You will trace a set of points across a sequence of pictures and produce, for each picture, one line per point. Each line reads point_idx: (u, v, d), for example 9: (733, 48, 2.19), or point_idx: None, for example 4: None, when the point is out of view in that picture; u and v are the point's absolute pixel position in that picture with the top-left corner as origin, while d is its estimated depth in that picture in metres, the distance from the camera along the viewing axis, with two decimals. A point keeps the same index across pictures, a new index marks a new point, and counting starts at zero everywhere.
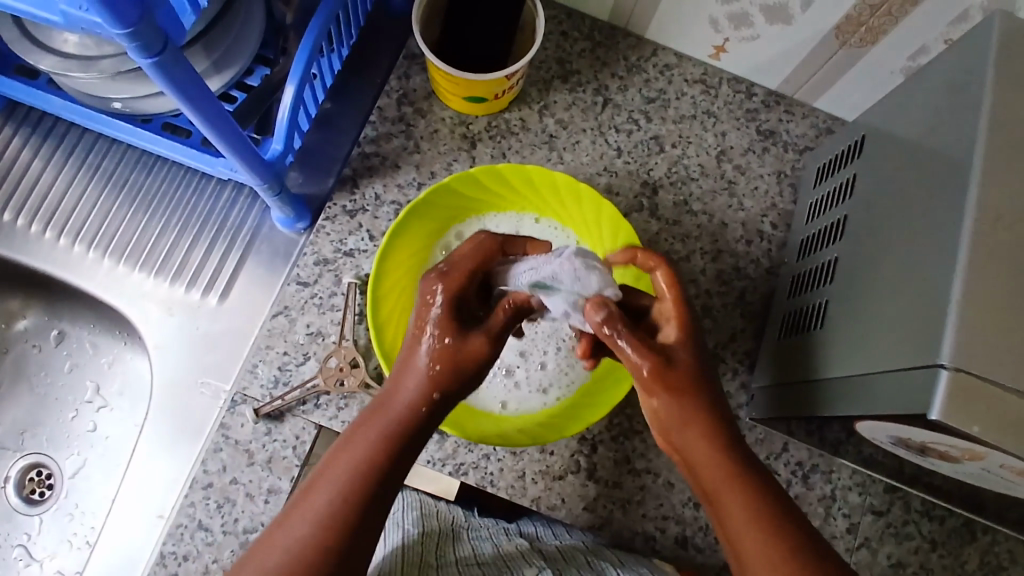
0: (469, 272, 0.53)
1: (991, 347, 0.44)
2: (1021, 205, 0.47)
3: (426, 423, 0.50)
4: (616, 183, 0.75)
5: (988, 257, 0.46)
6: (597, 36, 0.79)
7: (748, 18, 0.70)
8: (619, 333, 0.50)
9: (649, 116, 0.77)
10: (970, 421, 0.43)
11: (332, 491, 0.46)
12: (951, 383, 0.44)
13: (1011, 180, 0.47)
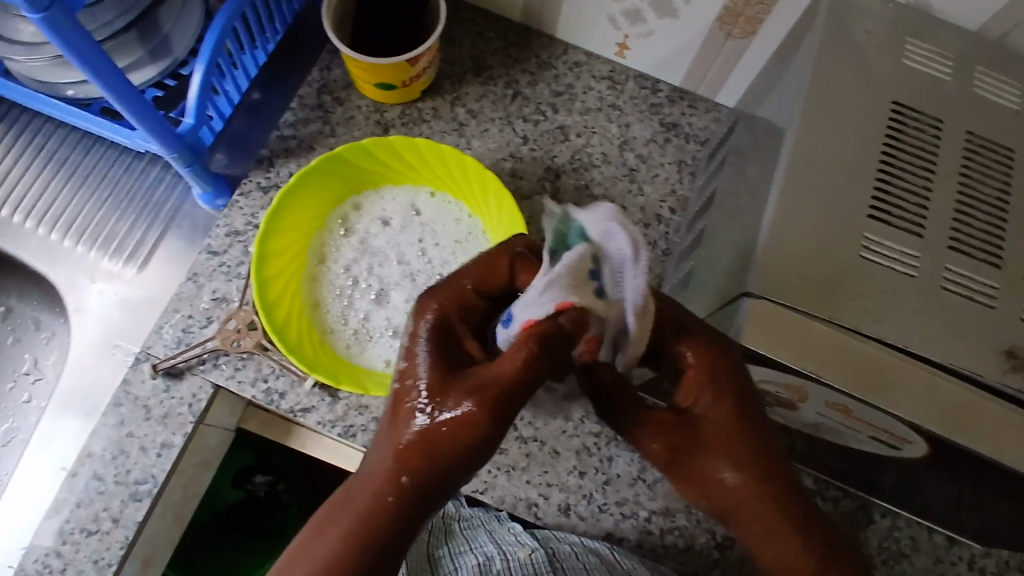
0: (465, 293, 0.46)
1: (789, 283, 0.46)
2: (832, 156, 0.49)
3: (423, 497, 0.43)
4: (521, 168, 0.79)
5: (796, 201, 0.48)
6: (511, 36, 0.84)
7: (641, 13, 0.75)
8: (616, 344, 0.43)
9: (557, 108, 0.82)
10: (769, 344, 0.45)
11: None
12: (752, 308, 0.46)
13: (825, 135, 0.50)
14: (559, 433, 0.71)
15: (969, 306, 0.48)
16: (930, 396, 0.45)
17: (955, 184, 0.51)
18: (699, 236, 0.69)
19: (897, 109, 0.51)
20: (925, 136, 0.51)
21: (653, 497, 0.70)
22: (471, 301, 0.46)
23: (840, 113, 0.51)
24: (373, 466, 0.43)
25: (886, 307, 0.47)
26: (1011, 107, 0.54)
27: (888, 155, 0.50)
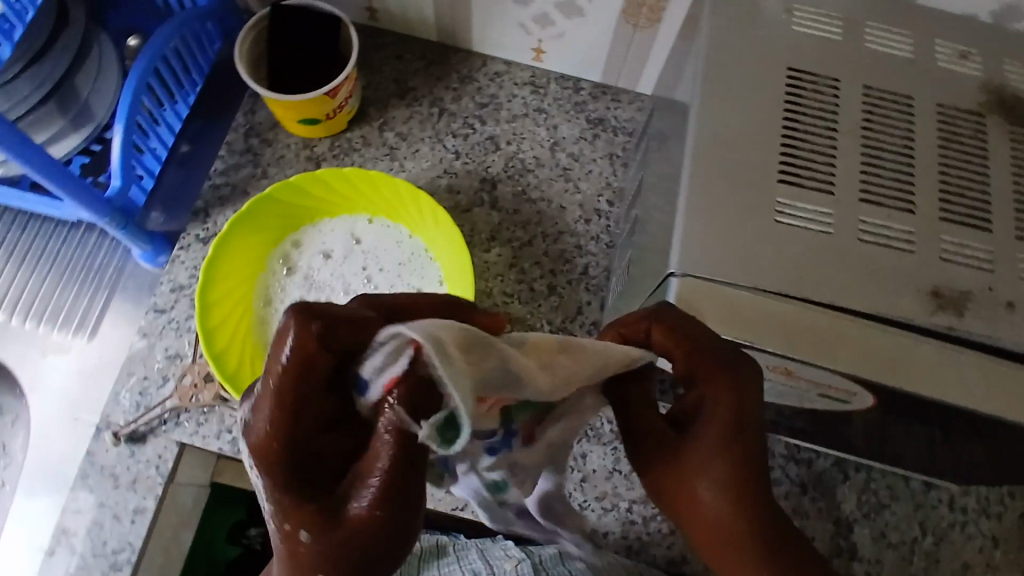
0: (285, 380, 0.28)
1: (711, 257, 0.48)
2: (736, 129, 0.51)
3: None
4: (456, 182, 0.80)
5: (707, 177, 0.50)
6: (429, 55, 0.86)
7: (548, 17, 0.77)
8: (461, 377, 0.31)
9: (484, 119, 0.83)
10: (696, 317, 0.47)
11: None
12: (678, 286, 0.47)
13: (726, 110, 0.52)
14: None
15: (888, 252, 0.49)
16: (863, 346, 0.47)
17: (858, 139, 0.52)
18: (636, 224, 0.70)
19: (791, 76, 0.53)
20: (823, 98, 0.53)
21: (631, 487, 0.70)
22: (309, 378, 0.29)
23: (736, 85, 0.53)
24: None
25: (806, 264, 0.48)
26: (906, 56, 0.55)
27: (788, 121, 0.52)
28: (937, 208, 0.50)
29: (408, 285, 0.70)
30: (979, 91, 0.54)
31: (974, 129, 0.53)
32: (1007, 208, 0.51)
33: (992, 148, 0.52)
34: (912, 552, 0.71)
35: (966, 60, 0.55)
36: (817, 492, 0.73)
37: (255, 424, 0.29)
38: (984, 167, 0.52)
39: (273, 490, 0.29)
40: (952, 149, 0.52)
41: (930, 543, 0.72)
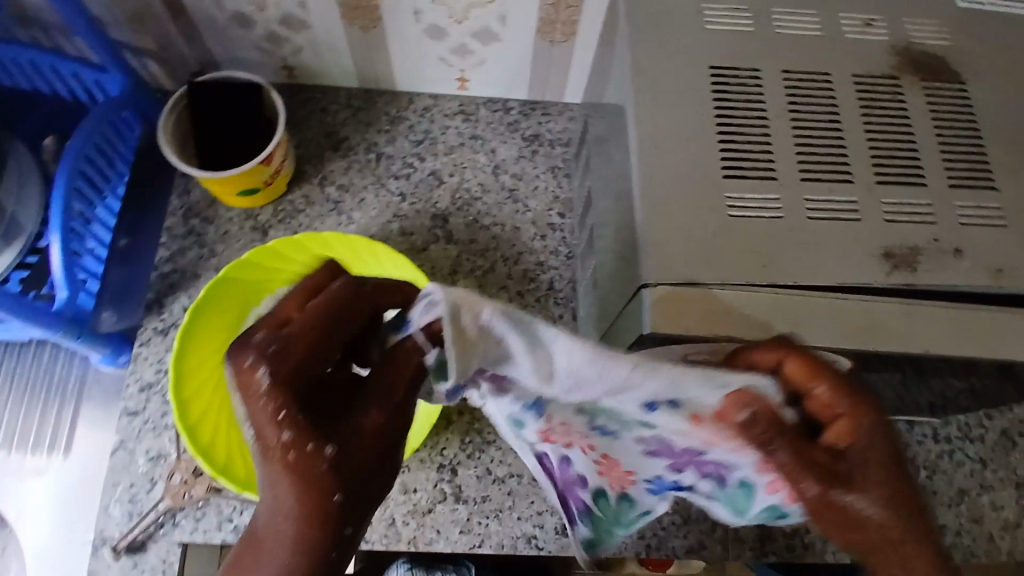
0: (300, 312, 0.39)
1: (677, 261, 0.49)
2: (674, 133, 0.52)
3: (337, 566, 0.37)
4: (408, 223, 0.80)
5: (657, 184, 0.51)
6: (355, 102, 0.85)
7: (466, 47, 0.78)
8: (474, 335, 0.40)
9: (422, 155, 0.83)
10: (677, 323, 0.47)
11: None
12: (652, 296, 0.48)
13: (661, 115, 0.53)
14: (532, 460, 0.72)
15: (836, 225, 0.51)
16: (839, 321, 0.48)
17: (790, 121, 0.54)
18: (591, 233, 0.72)
19: (714, 74, 0.55)
20: (749, 87, 0.54)
21: None
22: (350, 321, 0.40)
23: (667, 88, 0.54)
24: (270, 564, 0.36)
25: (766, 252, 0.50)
26: (816, 34, 0.57)
27: (721, 117, 0.53)
28: (872, 173, 0.53)
29: None
30: (887, 55, 0.57)
31: (892, 92, 0.56)
32: (935, 160, 0.54)
33: (911, 106, 0.55)
34: None
35: (872, 27, 0.58)
36: None
37: (265, 372, 0.37)
38: (907, 126, 0.55)
39: (292, 410, 0.37)
40: (875, 115, 0.55)
41: (925, 477, 0.74)
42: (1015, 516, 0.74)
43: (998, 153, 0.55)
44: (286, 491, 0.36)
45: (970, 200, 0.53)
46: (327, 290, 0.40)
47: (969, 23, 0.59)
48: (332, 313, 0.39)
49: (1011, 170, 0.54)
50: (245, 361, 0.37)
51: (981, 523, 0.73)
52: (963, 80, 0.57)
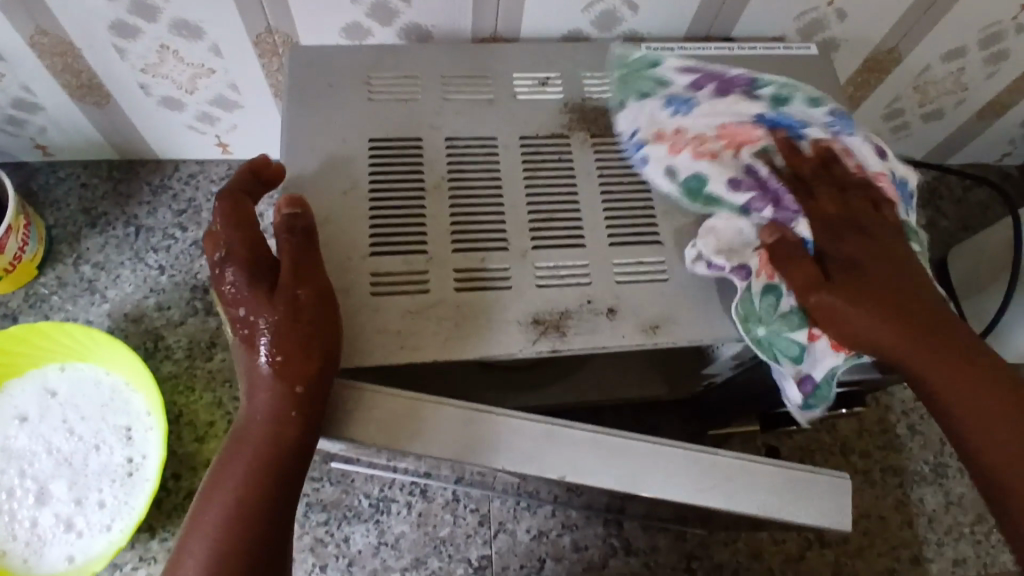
0: (234, 225, 0.47)
1: None
2: (323, 211, 0.51)
3: (278, 474, 0.43)
4: (165, 297, 0.78)
5: None
6: (116, 174, 0.83)
7: (210, 114, 0.76)
8: (228, 272, 0.46)
9: (184, 226, 0.81)
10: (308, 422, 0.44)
11: (239, 474, 0.42)
12: None
13: (310, 197, 0.51)
14: None
15: (486, 295, 0.49)
16: (467, 429, 0.42)
17: (447, 189, 0.52)
18: None
19: (374, 146, 0.53)
20: (408, 157, 0.53)
21: (400, 556, 0.69)
22: (255, 262, 0.46)
23: (318, 166, 0.52)
24: (254, 408, 0.44)
25: (406, 333, 0.47)
26: (486, 98, 0.56)
27: (376, 190, 0.51)
28: (529, 238, 0.51)
29: (116, 427, 0.69)
30: (560, 114, 0.56)
31: (557, 150, 0.54)
32: (597, 219, 0.52)
33: (578, 163, 0.54)
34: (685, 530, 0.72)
35: (547, 85, 0.57)
36: None
37: (236, 279, 0.46)
38: (571, 183, 0.53)
39: (250, 284, 0.45)
40: (539, 174, 0.53)
41: None
42: (796, 549, 0.72)
43: (669, 205, 0.54)
44: (240, 472, 0.42)
45: (634, 254, 0.51)
46: (265, 334, 0.44)
47: (650, 73, 0.59)
48: (286, 317, 0.44)
49: (681, 219, 0.53)
50: (217, 256, 0.46)
51: (760, 559, 0.72)
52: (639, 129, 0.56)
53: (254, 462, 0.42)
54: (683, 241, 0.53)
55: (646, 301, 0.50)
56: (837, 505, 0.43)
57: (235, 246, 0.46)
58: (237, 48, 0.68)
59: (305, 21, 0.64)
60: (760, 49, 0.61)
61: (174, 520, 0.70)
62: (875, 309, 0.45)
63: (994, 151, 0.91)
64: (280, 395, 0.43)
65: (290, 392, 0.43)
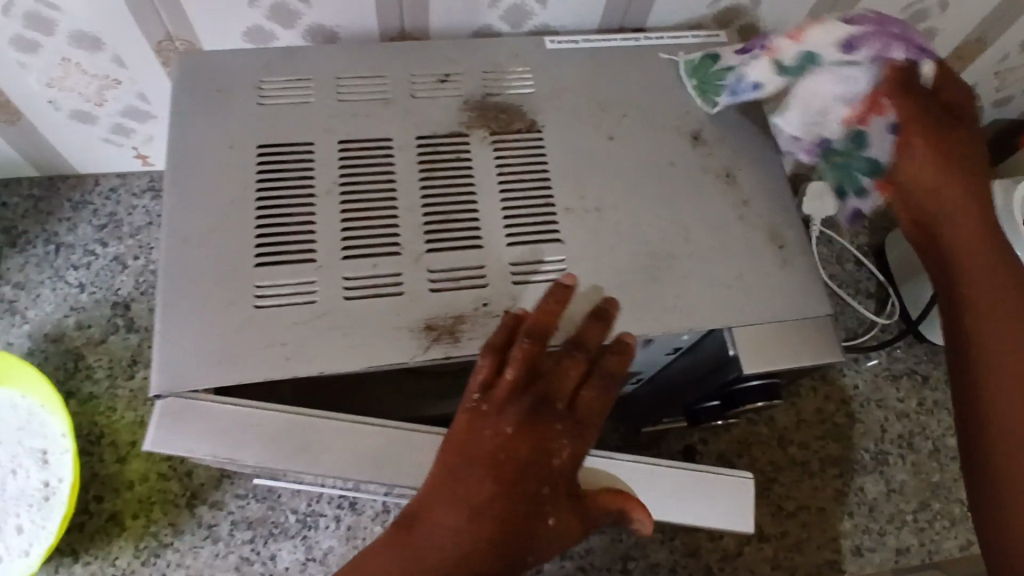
0: (546, 325, 0.46)
1: (197, 360, 0.46)
2: (206, 222, 0.49)
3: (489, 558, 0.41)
4: (86, 316, 0.76)
5: (179, 290, 0.47)
6: (35, 191, 0.81)
7: (124, 126, 0.74)
8: (520, 342, 0.45)
9: (105, 241, 0.79)
10: (188, 444, 0.43)
11: (450, 546, 0.41)
12: (165, 407, 0.44)
13: (193, 208, 0.49)
14: (213, 558, 0.68)
15: (376, 304, 0.48)
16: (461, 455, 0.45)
17: (339, 195, 0.50)
18: None
19: (263, 152, 0.51)
20: (297, 164, 0.51)
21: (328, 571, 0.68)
22: (542, 373, 0.45)
23: (204, 177, 0.50)
24: (469, 484, 0.42)
25: (293, 345, 0.46)
26: (381, 98, 0.54)
27: (262, 200, 0.50)
28: (422, 241, 0.50)
29: (31, 450, 0.67)
30: (459, 111, 0.54)
31: (454, 148, 0.53)
32: (495, 220, 0.51)
33: (476, 162, 0.53)
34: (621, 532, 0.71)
35: (446, 82, 0.55)
36: None
37: (528, 357, 0.45)
38: (467, 184, 0.52)
39: (533, 388, 0.45)
40: (436, 176, 0.52)
41: None
42: (733, 545, 0.72)
43: (570, 202, 0.52)
44: (450, 528, 0.41)
45: (532, 254, 0.50)
46: (513, 455, 0.43)
47: (553, 67, 0.57)
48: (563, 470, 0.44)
49: (582, 217, 0.52)
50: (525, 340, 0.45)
51: (696, 556, 0.71)
52: (541, 126, 0.55)
53: (473, 534, 0.41)
54: (583, 238, 0.51)
55: (542, 303, 0.49)
56: (728, 508, 0.45)
57: (539, 336, 0.45)
58: (139, 57, 0.66)
59: (203, 25, 0.62)
60: (666, 39, 0.59)
61: (96, 543, 0.68)
62: (972, 225, 0.50)
63: None
64: (512, 483, 0.42)
65: (518, 477, 0.42)
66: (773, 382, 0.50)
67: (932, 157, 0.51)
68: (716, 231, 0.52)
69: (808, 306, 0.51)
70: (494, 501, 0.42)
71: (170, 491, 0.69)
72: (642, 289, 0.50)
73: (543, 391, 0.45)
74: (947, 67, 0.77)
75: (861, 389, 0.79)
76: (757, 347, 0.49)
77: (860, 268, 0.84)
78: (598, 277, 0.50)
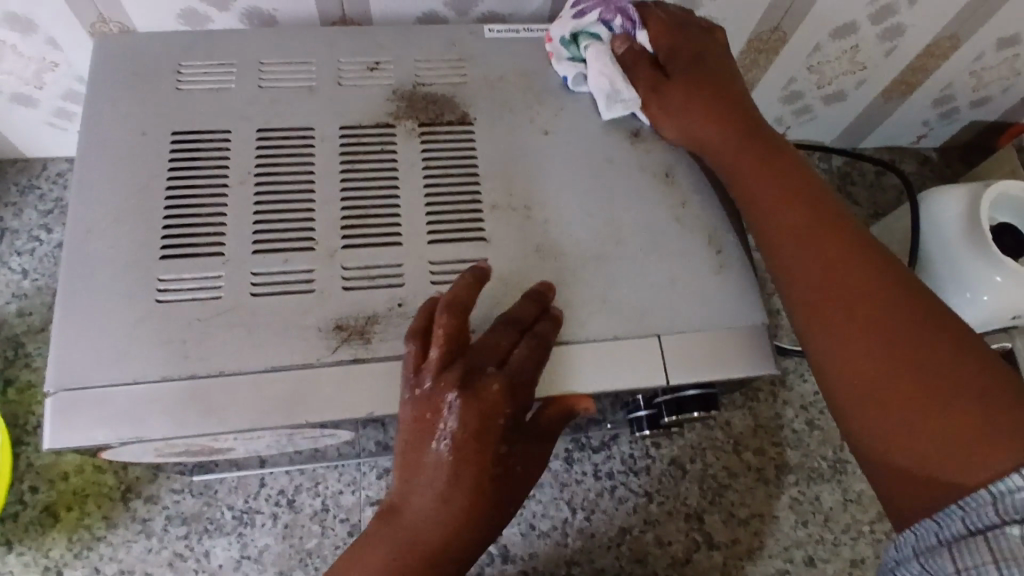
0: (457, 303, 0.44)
1: (86, 350, 0.44)
2: (113, 209, 0.48)
3: (469, 517, 0.42)
4: (27, 303, 0.74)
5: (73, 279, 0.46)
6: None
7: (67, 110, 0.73)
8: (442, 323, 0.43)
9: (50, 227, 0.77)
10: (86, 432, 0.42)
11: (420, 514, 0.42)
12: (56, 402, 0.42)
13: (100, 194, 0.48)
14: (146, 553, 0.66)
15: (285, 301, 0.46)
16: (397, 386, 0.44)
17: (253, 185, 0.49)
18: None
19: (176, 139, 0.50)
20: (211, 154, 0.49)
21: (262, 570, 0.66)
22: (465, 348, 0.44)
23: (111, 162, 0.49)
24: (425, 461, 0.42)
25: (192, 340, 0.45)
26: (306, 85, 0.52)
27: (172, 187, 0.49)
28: (339, 235, 0.48)
29: None
30: (387, 101, 0.52)
31: (379, 140, 0.51)
32: (417, 213, 0.49)
33: (402, 155, 0.51)
34: (566, 536, 0.69)
35: (376, 70, 0.54)
36: None
37: (447, 337, 0.43)
38: (391, 176, 0.50)
39: (461, 360, 0.43)
40: (357, 167, 0.50)
41: (582, 518, 0.70)
42: (682, 551, 0.70)
43: (498, 198, 0.50)
44: (432, 510, 0.42)
45: (454, 251, 0.48)
46: (452, 428, 0.42)
47: (491, 55, 0.55)
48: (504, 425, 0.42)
49: (509, 213, 0.50)
50: (444, 322, 0.43)
51: (644, 563, 0.69)
52: (473, 118, 0.52)
53: (460, 507, 0.42)
54: (509, 238, 0.49)
55: None
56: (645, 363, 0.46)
57: (460, 309, 0.44)
58: (74, 39, 0.64)
59: (135, 6, 0.60)
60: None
61: (29, 535, 0.66)
62: (796, 232, 0.48)
63: (907, 133, 0.87)
64: (473, 452, 0.42)
65: (478, 447, 0.42)
66: (712, 391, 0.48)
67: (722, 152, 0.51)
68: (649, 234, 0.50)
69: (744, 311, 0.49)
70: (462, 473, 0.42)
71: (106, 484, 0.68)
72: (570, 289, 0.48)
73: (473, 365, 0.43)
74: (918, 64, 0.75)
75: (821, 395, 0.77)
76: (695, 355, 0.47)
77: None
78: (525, 279, 0.48)
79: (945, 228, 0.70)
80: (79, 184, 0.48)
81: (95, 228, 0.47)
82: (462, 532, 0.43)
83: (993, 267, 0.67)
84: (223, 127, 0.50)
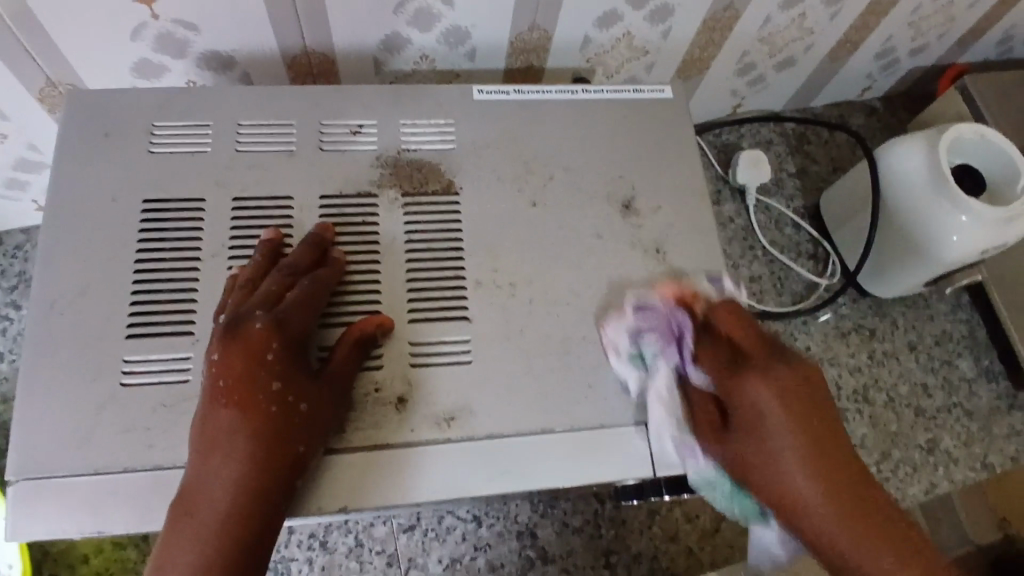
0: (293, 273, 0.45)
1: (83, 433, 0.43)
2: (100, 289, 0.46)
3: (209, 537, 0.40)
4: (10, 386, 0.71)
5: (55, 363, 0.45)
6: None
7: (18, 179, 0.69)
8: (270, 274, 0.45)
9: (18, 303, 0.73)
10: (105, 525, 0.42)
11: (237, 475, 0.40)
12: (74, 496, 0.42)
13: (76, 274, 0.46)
14: None
15: None
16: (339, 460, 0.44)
17: (227, 257, 0.48)
18: None
19: (147, 206, 0.48)
20: (182, 221, 0.48)
21: None
22: (280, 270, 0.45)
23: (77, 239, 0.47)
24: (238, 434, 0.41)
25: (156, 427, 0.44)
26: (287, 151, 0.51)
27: (143, 259, 0.47)
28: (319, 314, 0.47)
29: None
30: (370, 169, 0.51)
31: (360, 211, 0.50)
32: (399, 292, 0.48)
33: (384, 228, 0.49)
34: (599, 527, 0.71)
35: (360, 133, 0.52)
36: (493, 517, 0.70)
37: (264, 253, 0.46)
38: (372, 254, 0.49)
39: (279, 279, 0.45)
40: (340, 237, 0.49)
41: (612, 507, 0.71)
42: (710, 523, 0.72)
43: (480, 272, 0.49)
44: (219, 504, 0.40)
45: (435, 334, 0.47)
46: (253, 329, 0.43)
47: (470, 101, 0.54)
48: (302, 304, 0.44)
49: (493, 290, 0.49)
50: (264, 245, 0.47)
51: (676, 540, 0.71)
52: (458, 187, 0.51)
53: (237, 479, 0.40)
54: (491, 316, 0.48)
55: (451, 386, 0.46)
56: (636, 452, 0.46)
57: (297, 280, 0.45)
58: (22, 107, 0.60)
59: (84, 65, 0.57)
60: (605, 92, 0.56)
61: None
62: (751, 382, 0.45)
63: (853, 89, 0.91)
64: (211, 468, 0.40)
65: (241, 383, 0.41)
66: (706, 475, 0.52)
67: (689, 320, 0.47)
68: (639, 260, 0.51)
69: None
70: (242, 449, 0.40)
71: (130, 559, 0.66)
72: (566, 342, 0.48)
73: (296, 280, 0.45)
74: (861, 23, 0.78)
75: (812, 349, 0.82)
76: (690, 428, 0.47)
77: (798, 231, 0.87)
78: (499, 366, 0.47)
79: (909, 179, 0.73)
80: (45, 263, 0.47)
81: (64, 308, 0.46)
82: (243, 545, 0.40)
83: (958, 207, 0.70)
84: (209, 190, 0.49)
